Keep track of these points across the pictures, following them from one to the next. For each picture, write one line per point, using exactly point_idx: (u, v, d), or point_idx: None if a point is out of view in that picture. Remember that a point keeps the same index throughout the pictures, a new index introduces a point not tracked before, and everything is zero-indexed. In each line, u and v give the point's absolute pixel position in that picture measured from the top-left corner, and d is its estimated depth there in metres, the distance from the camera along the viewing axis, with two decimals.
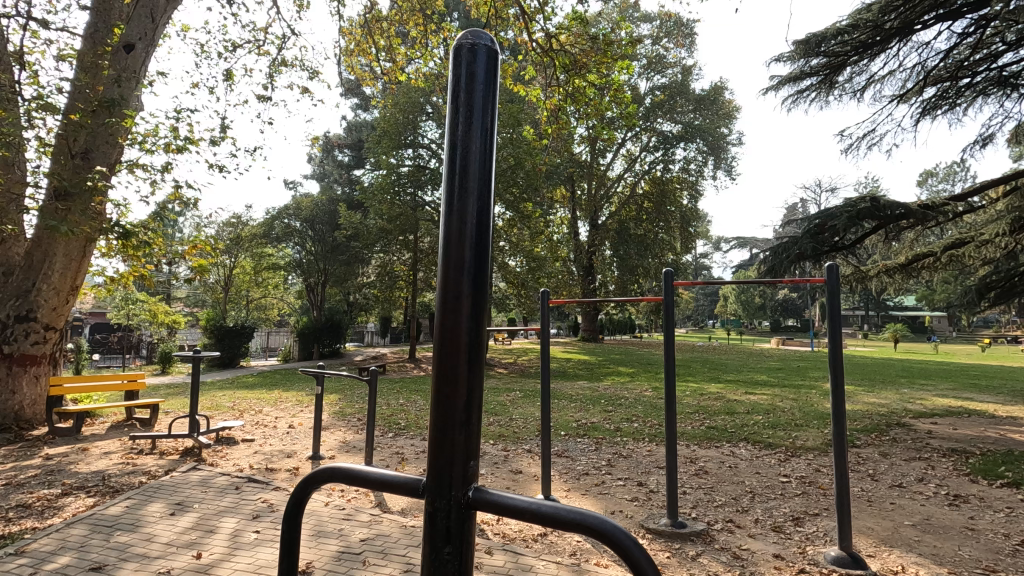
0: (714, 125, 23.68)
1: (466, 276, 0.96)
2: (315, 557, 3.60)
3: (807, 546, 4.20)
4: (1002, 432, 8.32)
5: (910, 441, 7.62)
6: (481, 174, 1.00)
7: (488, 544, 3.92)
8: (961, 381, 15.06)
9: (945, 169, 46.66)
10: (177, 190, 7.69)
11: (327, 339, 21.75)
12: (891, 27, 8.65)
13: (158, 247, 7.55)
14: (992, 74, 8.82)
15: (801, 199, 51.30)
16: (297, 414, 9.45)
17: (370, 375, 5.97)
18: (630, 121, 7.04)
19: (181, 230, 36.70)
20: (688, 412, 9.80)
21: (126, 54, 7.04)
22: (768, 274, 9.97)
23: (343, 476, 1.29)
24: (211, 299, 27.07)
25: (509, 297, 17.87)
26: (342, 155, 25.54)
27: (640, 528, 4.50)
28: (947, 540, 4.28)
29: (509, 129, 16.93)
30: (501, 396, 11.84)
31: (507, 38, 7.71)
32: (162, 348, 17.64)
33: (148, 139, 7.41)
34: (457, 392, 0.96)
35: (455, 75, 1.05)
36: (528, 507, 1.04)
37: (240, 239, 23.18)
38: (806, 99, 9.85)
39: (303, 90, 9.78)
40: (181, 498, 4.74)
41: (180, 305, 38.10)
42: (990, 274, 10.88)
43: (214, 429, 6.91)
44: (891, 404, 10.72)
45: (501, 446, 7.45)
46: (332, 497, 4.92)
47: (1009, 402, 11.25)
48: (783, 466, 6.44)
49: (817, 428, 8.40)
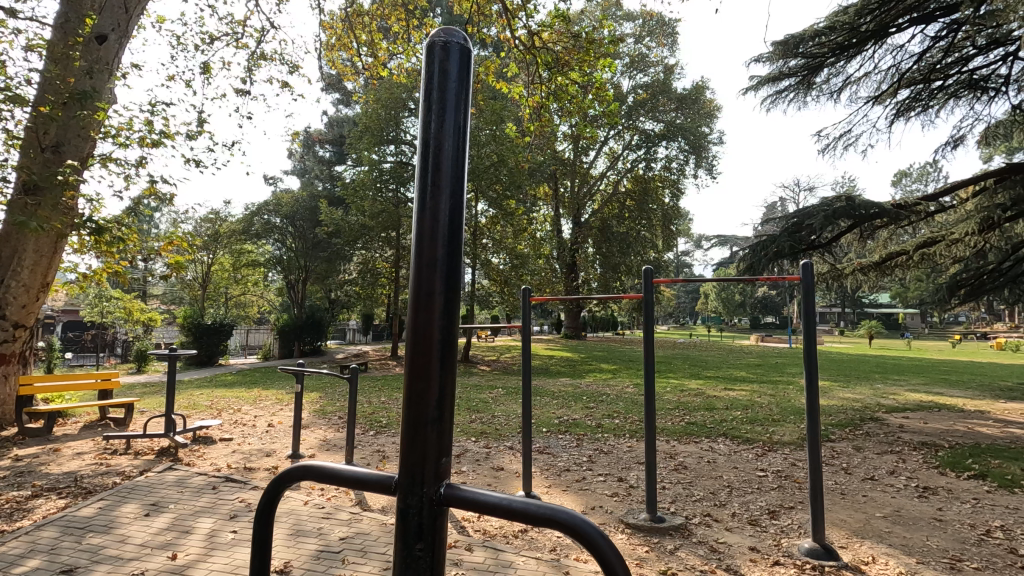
0: (696, 125, 23.94)
1: (439, 272, 0.97)
2: (293, 556, 3.57)
3: (782, 538, 4.28)
4: (971, 426, 8.56)
5: (882, 435, 7.81)
6: (455, 172, 1.00)
7: (468, 541, 3.93)
8: (931, 376, 15.47)
9: (919, 169, 47.95)
10: (153, 184, 7.56)
11: (309, 336, 21.47)
12: (866, 30, 8.83)
13: (132, 242, 7.26)
14: (963, 77, 9.10)
15: (780, 199, 52.06)
16: (277, 413, 9.33)
17: (351, 373, 5.89)
18: (612, 120, 7.11)
19: (157, 224, 35.95)
20: (668, 407, 9.92)
21: (98, 46, 6.86)
22: (746, 271, 10.22)
23: (318, 474, 1.28)
24: (188, 296, 26.63)
25: (492, 295, 17.78)
26: (323, 151, 25.30)
27: (620, 523, 4.54)
28: (916, 530, 4.40)
29: (492, 125, 16.91)
30: (483, 393, 11.82)
31: (490, 34, 7.59)
32: (138, 346, 17.28)
33: (122, 132, 7.25)
34: (429, 386, 0.96)
35: (427, 72, 1.05)
36: (500, 503, 1.05)
37: (219, 235, 22.76)
38: (784, 99, 10.01)
39: (284, 84, 9.60)
40: (157, 498, 4.66)
41: (157, 303, 37.32)
42: (961, 272, 11.25)
43: (191, 428, 6.77)
44: (865, 400, 10.95)
45: (482, 443, 7.46)
46: (312, 495, 4.87)
47: (979, 397, 11.60)
48: (760, 461, 6.56)
49: (793, 423, 8.56)
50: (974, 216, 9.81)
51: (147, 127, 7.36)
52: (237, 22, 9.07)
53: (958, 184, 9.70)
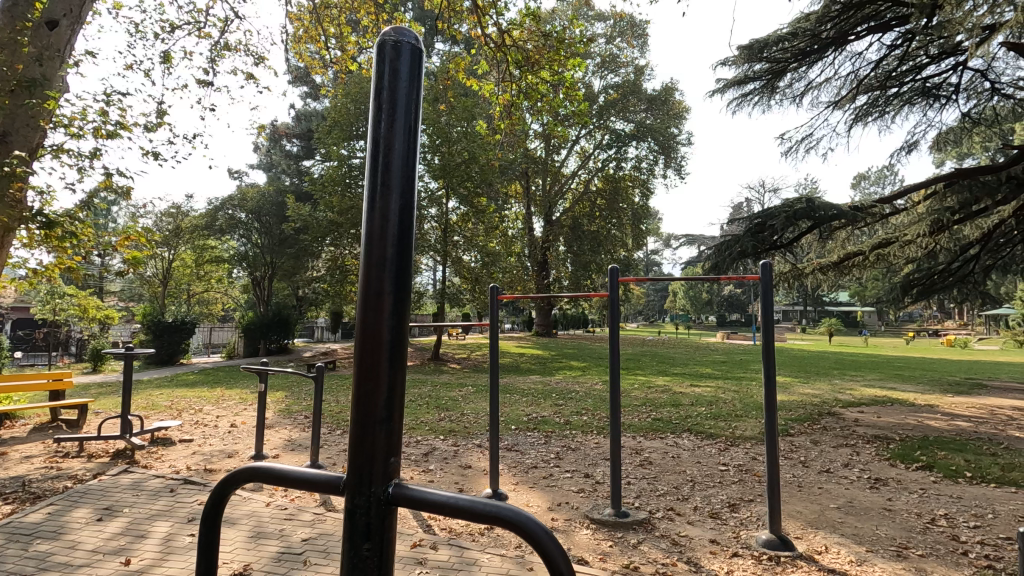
0: (665, 126, 24.32)
1: (388, 272, 0.96)
2: (254, 558, 3.51)
3: (741, 530, 4.41)
4: (921, 419, 8.95)
5: (838, 429, 8.12)
6: (405, 169, 1.00)
7: (432, 539, 3.93)
8: (886, 372, 16.08)
9: (877, 172, 50.08)
10: (109, 177, 7.28)
11: (275, 334, 21.03)
12: (827, 37, 9.12)
13: (86, 237, 6.93)
14: (917, 85, 9.49)
15: (746, 199, 53.18)
16: (240, 414, 9.11)
17: (317, 371, 5.76)
18: (583, 120, 7.19)
19: (115, 218, 34.62)
20: (635, 404, 10.06)
21: (49, 32, 6.52)
22: (711, 270, 10.55)
23: (265, 475, 1.27)
24: (148, 292, 25.78)
25: (463, 292, 17.58)
26: (290, 145, 24.75)
27: (585, 519, 4.60)
28: (866, 520, 4.58)
29: (463, 122, 17.12)
30: (452, 392, 11.75)
31: (461, 31, 7.53)
32: (93, 345, 16.64)
33: (75, 122, 6.94)
34: (377, 388, 0.96)
35: (377, 74, 1.04)
36: (448, 502, 1.06)
37: (180, 230, 21.97)
38: (750, 101, 10.30)
39: (249, 76, 9.25)
40: (110, 502, 4.51)
41: (114, 300, 36.05)
42: (914, 273, 11.77)
43: (149, 429, 6.56)
44: (823, 395, 11.31)
45: (451, 441, 7.42)
46: (274, 497, 4.78)
47: (929, 392, 12.14)
48: (721, 455, 6.73)
49: (754, 418, 8.79)
50: (925, 218, 10.24)
51: (102, 117, 7.07)
52: (200, 10, 8.72)
53: (911, 185, 10.07)
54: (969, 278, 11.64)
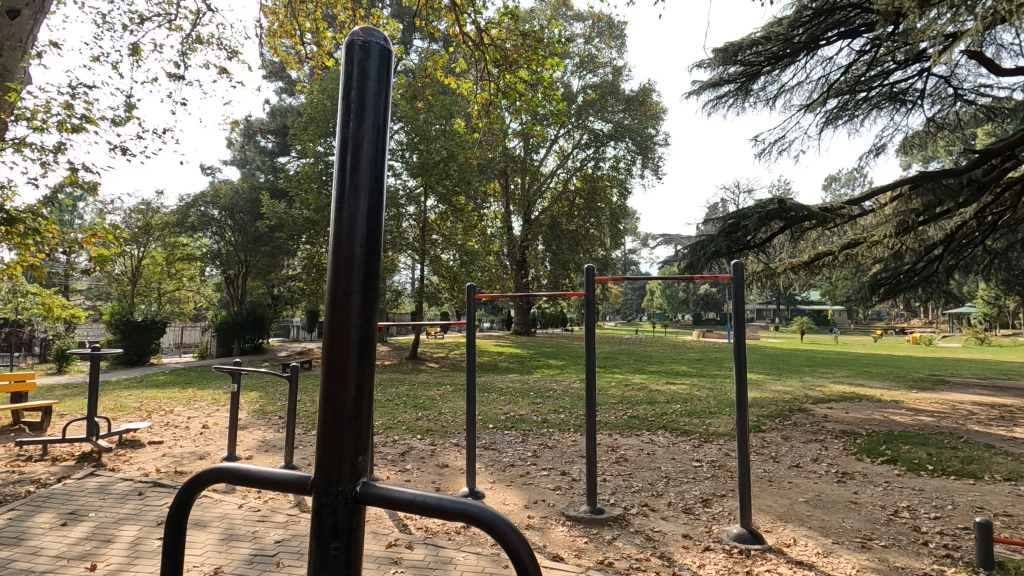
0: (642, 126, 24.55)
1: (357, 271, 0.97)
2: (225, 561, 3.46)
3: (713, 525, 4.50)
4: (887, 414, 9.24)
5: (808, 425, 8.32)
6: (374, 168, 1.01)
7: (407, 539, 3.92)
8: (854, 369, 16.55)
9: (847, 174, 51.54)
10: (74, 172, 7.08)
11: (249, 334, 20.67)
12: (799, 42, 9.33)
13: (51, 233, 6.69)
14: (885, 90, 9.79)
15: (722, 200, 53.92)
16: (212, 414, 8.96)
17: (291, 371, 5.68)
18: (561, 120, 7.24)
19: (81, 214, 33.60)
20: (611, 402, 10.17)
21: (10, 21, 6.27)
22: (687, 269, 10.67)
23: (232, 476, 1.27)
24: (117, 291, 25.13)
25: (441, 291, 17.53)
26: (265, 141, 24.33)
27: (561, 516, 4.64)
28: (833, 513, 4.72)
29: (442, 121, 17.08)
30: (431, 391, 11.71)
31: (439, 28, 7.50)
32: (58, 345, 16.15)
33: (38, 116, 6.72)
34: (345, 383, 0.96)
35: (346, 72, 1.04)
36: (415, 499, 1.07)
37: (150, 228, 21.43)
38: (725, 103, 10.46)
39: (223, 70, 9.06)
40: (75, 506, 4.39)
41: (81, 299, 35.05)
42: (881, 272, 12.11)
43: (116, 431, 6.39)
44: (794, 392, 11.59)
45: (427, 441, 7.39)
46: (247, 499, 4.71)
47: (896, 388, 12.51)
48: (695, 452, 6.85)
49: (728, 415, 8.97)
50: (892, 219, 10.53)
51: (66, 111, 6.86)
52: (170, 2, 8.47)
53: (878, 188, 10.35)
54: (933, 278, 12.07)
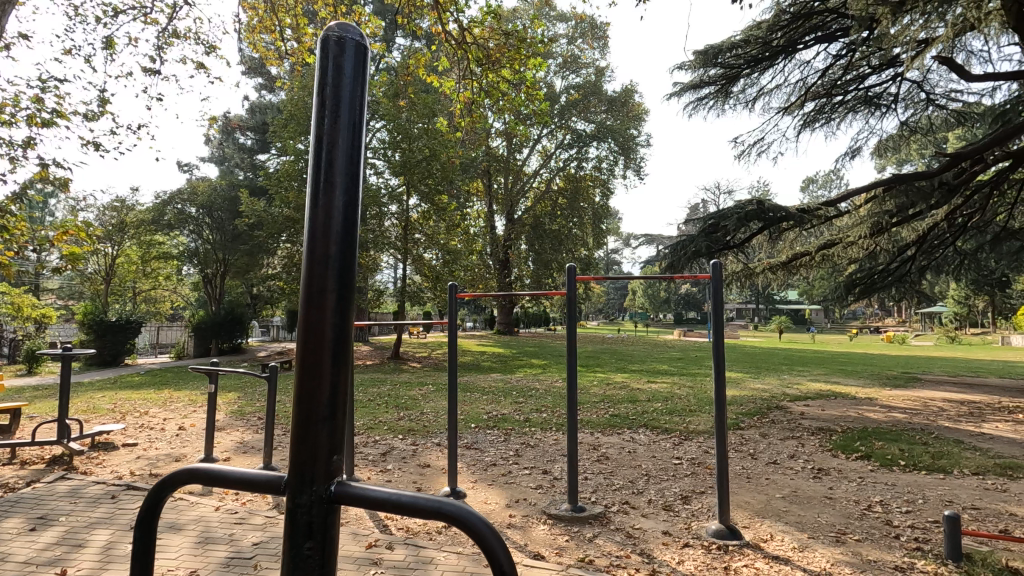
0: (624, 127, 24.68)
1: (331, 269, 0.96)
2: (201, 564, 3.40)
3: (693, 521, 4.56)
4: (861, 411, 9.45)
5: (785, 422, 8.45)
6: (349, 166, 1.00)
7: (388, 540, 3.90)
8: (830, 367, 16.88)
9: (826, 176, 52.49)
10: (44, 168, 6.89)
11: (227, 333, 20.34)
12: (777, 45, 9.50)
13: (19, 230, 6.49)
14: (860, 94, 10.00)
15: (703, 201, 54.51)
16: (189, 416, 8.80)
17: (269, 371, 5.61)
18: (543, 119, 7.26)
19: (53, 211, 32.69)
20: (593, 400, 10.23)
21: None
22: (668, 269, 10.78)
23: (203, 477, 1.25)
24: (90, 290, 24.54)
25: (424, 290, 17.39)
26: (243, 138, 23.97)
27: (543, 515, 4.65)
28: (809, 508, 4.81)
29: (424, 119, 16.97)
30: (413, 391, 11.62)
31: (422, 27, 7.43)
32: (27, 346, 15.71)
33: (6, 109, 6.55)
34: (320, 378, 0.95)
35: (321, 66, 1.03)
36: (391, 498, 1.07)
37: (124, 225, 20.95)
38: (705, 105, 10.57)
39: (200, 65, 8.93)
40: (44, 511, 4.28)
41: (52, 298, 34.15)
42: (856, 272, 12.34)
43: (88, 433, 6.23)
44: (771, 390, 11.78)
45: (409, 441, 7.36)
46: (225, 501, 4.65)
47: (869, 385, 12.81)
48: (675, 449, 6.92)
49: (707, 413, 9.08)
50: (866, 220, 10.66)
51: (36, 105, 6.69)
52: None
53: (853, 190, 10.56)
54: (906, 277, 12.32)
